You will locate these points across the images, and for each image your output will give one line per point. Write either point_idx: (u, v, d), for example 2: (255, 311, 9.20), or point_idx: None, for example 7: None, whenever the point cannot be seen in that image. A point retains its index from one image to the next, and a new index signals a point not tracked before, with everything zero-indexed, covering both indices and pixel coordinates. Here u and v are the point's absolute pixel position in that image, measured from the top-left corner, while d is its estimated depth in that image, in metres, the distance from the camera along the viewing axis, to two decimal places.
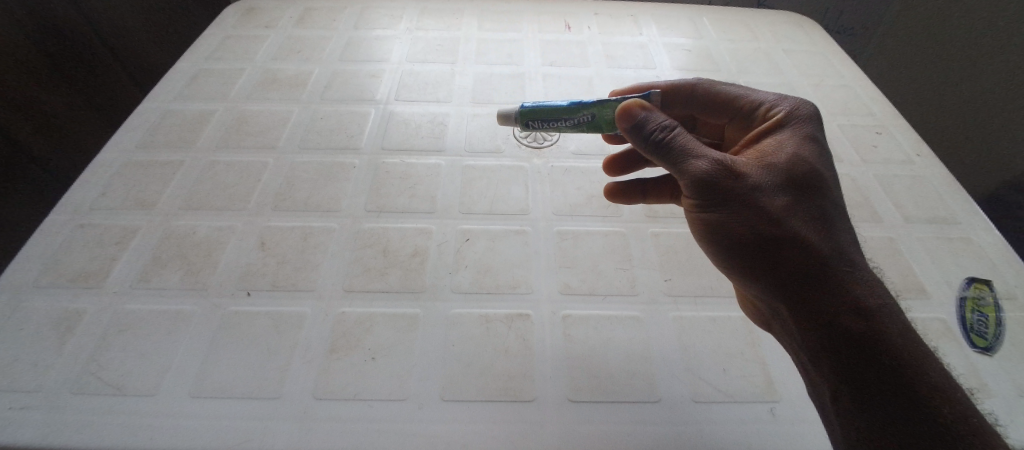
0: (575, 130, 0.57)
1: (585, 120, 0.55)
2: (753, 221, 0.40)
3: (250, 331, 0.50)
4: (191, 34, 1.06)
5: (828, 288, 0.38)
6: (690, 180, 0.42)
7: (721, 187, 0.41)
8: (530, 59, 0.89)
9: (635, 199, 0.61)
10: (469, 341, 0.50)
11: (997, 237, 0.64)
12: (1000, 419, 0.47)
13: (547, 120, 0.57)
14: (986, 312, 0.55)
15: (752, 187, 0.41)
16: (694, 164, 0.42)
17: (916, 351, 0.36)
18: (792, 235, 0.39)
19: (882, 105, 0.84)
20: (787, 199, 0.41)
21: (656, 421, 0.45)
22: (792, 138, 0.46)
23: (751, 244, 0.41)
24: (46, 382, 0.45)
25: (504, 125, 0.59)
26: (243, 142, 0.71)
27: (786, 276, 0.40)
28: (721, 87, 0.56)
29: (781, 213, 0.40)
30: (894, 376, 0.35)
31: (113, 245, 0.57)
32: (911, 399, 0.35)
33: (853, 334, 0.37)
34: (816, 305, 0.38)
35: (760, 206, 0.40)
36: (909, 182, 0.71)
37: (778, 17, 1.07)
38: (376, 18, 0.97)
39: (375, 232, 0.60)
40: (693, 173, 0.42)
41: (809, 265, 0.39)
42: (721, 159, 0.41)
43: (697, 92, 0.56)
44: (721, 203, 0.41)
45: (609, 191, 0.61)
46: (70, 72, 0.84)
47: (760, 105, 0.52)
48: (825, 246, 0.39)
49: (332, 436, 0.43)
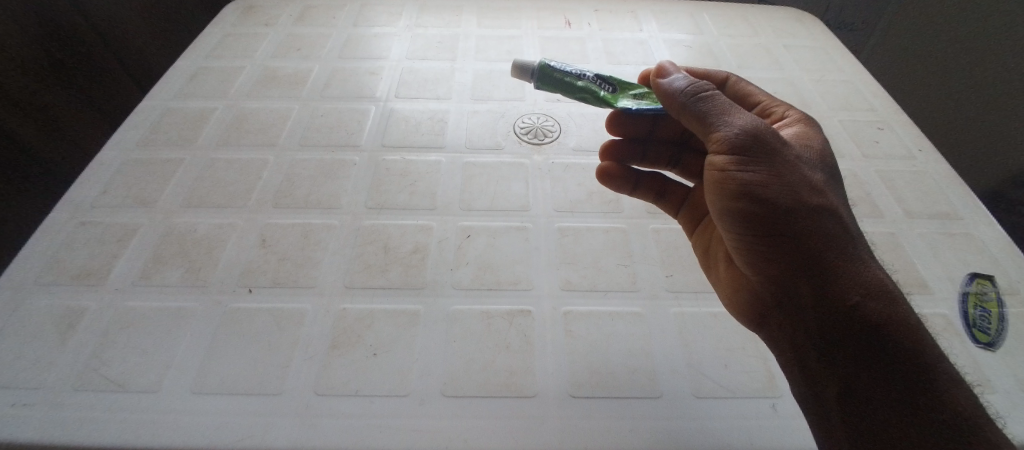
0: (581, 91, 0.52)
1: (604, 87, 0.52)
2: (792, 186, 0.39)
3: (250, 328, 0.50)
4: (191, 33, 1.06)
5: (856, 266, 0.38)
6: (736, 131, 0.39)
7: (767, 145, 0.39)
8: (530, 55, 0.89)
9: (623, 190, 0.63)
10: (470, 337, 0.50)
11: (999, 232, 0.63)
12: (1004, 415, 0.47)
13: (569, 69, 0.53)
14: (988, 308, 0.55)
15: (790, 157, 0.40)
16: (740, 120, 0.40)
17: (929, 346, 0.36)
18: (828, 207, 0.39)
19: (883, 100, 0.83)
20: (819, 177, 0.41)
21: (656, 417, 0.45)
22: (809, 139, 0.47)
23: (789, 210, 0.38)
24: (48, 379, 0.46)
25: (517, 68, 0.54)
26: (243, 139, 0.71)
27: (817, 247, 0.38)
28: (743, 87, 0.57)
29: (816, 186, 0.40)
30: (914, 359, 0.35)
31: (114, 243, 0.57)
32: (926, 385, 0.35)
33: (880, 313, 0.36)
34: (846, 280, 0.37)
35: (798, 174, 0.39)
36: (911, 177, 0.71)
37: (778, 12, 1.07)
38: (375, 15, 0.97)
39: (375, 228, 0.60)
40: (740, 126, 0.39)
41: (839, 240, 0.38)
42: (757, 126, 0.40)
43: (724, 88, 0.59)
44: (763, 162, 0.39)
45: (603, 172, 0.62)
46: (70, 71, 0.84)
47: (774, 110, 0.54)
48: (852, 227, 0.40)
49: (333, 432, 0.43)
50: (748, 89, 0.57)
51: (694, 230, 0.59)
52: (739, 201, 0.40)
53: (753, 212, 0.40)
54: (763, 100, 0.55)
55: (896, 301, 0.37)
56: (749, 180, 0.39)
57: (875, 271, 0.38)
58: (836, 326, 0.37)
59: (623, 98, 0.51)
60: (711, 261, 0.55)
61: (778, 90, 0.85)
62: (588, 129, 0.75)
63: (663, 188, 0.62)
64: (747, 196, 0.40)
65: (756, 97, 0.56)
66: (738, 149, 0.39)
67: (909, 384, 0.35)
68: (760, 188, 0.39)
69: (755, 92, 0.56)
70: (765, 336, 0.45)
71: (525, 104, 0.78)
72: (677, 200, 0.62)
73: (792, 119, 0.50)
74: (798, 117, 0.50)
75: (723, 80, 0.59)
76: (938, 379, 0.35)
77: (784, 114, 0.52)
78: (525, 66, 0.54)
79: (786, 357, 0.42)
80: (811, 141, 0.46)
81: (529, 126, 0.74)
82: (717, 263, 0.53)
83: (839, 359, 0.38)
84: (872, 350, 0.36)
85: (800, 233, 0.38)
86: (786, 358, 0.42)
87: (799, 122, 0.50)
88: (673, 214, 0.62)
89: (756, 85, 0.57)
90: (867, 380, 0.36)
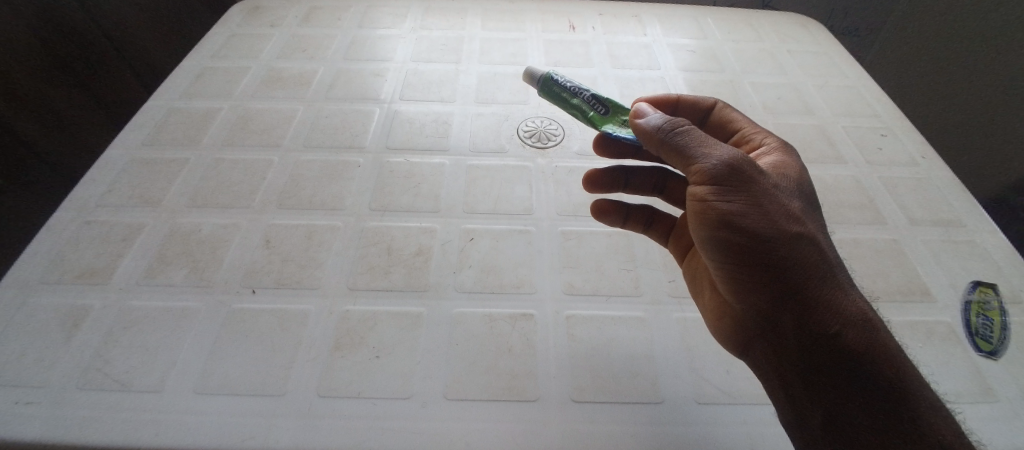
0: (572, 108, 0.54)
1: (597, 108, 0.53)
2: (772, 216, 0.38)
3: (254, 329, 0.50)
4: (197, 35, 1.06)
5: (835, 294, 0.38)
6: (714, 162, 0.38)
7: (745, 175, 0.38)
8: (534, 58, 0.89)
9: (617, 223, 0.59)
10: (473, 340, 0.50)
11: (1003, 241, 0.63)
12: (1008, 425, 0.47)
13: (569, 85, 0.55)
14: (991, 316, 0.55)
15: (769, 186, 0.39)
16: (718, 151, 0.39)
17: (906, 372, 0.36)
18: (808, 236, 0.38)
19: (886, 106, 0.84)
20: (796, 205, 0.40)
21: (657, 423, 0.45)
22: (786, 165, 0.46)
23: (771, 240, 0.37)
24: (53, 376, 0.46)
25: (524, 74, 0.56)
26: (247, 140, 0.71)
27: (798, 277, 0.38)
28: (727, 114, 0.56)
29: (795, 214, 0.39)
30: (892, 385, 0.35)
31: (119, 241, 0.58)
32: (908, 412, 0.35)
33: (858, 342, 0.36)
34: (826, 309, 0.37)
35: (776, 203, 0.39)
36: (913, 184, 0.71)
37: (782, 17, 1.07)
38: (380, 17, 0.98)
39: (379, 230, 0.60)
40: (719, 157, 0.38)
41: (819, 269, 0.38)
42: (736, 156, 0.39)
43: (710, 115, 0.58)
44: (742, 192, 0.38)
45: (597, 209, 0.58)
46: (77, 71, 0.85)
47: (750, 140, 0.53)
48: (829, 254, 0.39)
49: (335, 433, 0.43)
50: (732, 115, 0.56)
51: (683, 258, 0.56)
52: (720, 231, 0.39)
53: (735, 242, 0.38)
54: (742, 127, 0.54)
55: (874, 329, 0.37)
56: (730, 211, 0.38)
57: (853, 299, 0.38)
58: (815, 354, 0.38)
59: (610, 123, 0.52)
60: (696, 281, 0.52)
61: (782, 95, 0.85)
62: (591, 132, 0.75)
63: (652, 217, 0.59)
64: (728, 227, 0.38)
65: (736, 124, 0.55)
66: (718, 180, 0.38)
67: (891, 411, 0.35)
68: (740, 219, 0.38)
69: (737, 119, 0.55)
70: (750, 364, 0.45)
71: (529, 107, 0.79)
72: (666, 228, 0.59)
73: (771, 146, 0.50)
74: (776, 145, 0.50)
75: (711, 106, 0.57)
76: (918, 406, 0.35)
77: (761, 142, 0.51)
78: (529, 74, 0.56)
79: (770, 385, 0.41)
80: (788, 170, 0.45)
81: (533, 129, 0.75)
82: (701, 287, 0.51)
83: (823, 386, 0.37)
84: (853, 376, 0.36)
85: (782, 263, 0.37)
86: (771, 386, 0.42)
87: (777, 150, 0.49)
88: (662, 243, 0.59)
89: (740, 112, 0.56)
90: (849, 406, 0.36)
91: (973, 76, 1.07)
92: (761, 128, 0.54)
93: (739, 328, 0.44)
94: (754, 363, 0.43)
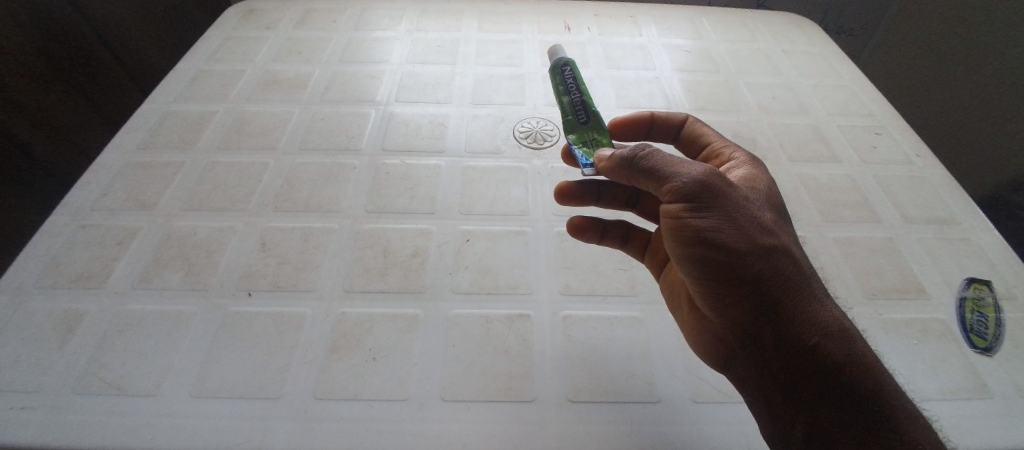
0: (561, 104, 0.55)
1: (581, 116, 0.53)
2: (747, 230, 0.37)
3: (250, 332, 0.50)
4: (191, 37, 1.07)
5: (810, 304, 0.38)
6: (687, 180, 0.37)
7: (718, 191, 0.37)
8: (531, 59, 0.89)
9: (593, 240, 0.57)
10: (470, 341, 0.50)
11: (998, 238, 0.64)
12: (1004, 422, 0.47)
13: (573, 86, 0.56)
14: (985, 313, 0.55)
15: (742, 200, 0.39)
16: (690, 169, 0.38)
17: (879, 376, 0.37)
18: (782, 247, 0.38)
19: (881, 105, 0.84)
20: (768, 216, 0.40)
21: (654, 422, 0.45)
22: (756, 177, 0.46)
23: (747, 254, 0.37)
24: (47, 382, 0.46)
25: (551, 56, 0.60)
26: (244, 143, 0.71)
27: (775, 289, 0.37)
28: (698, 128, 0.56)
29: (768, 226, 0.39)
30: (868, 390, 0.36)
31: (114, 245, 0.58)
32: (885, 417, 0.35)
33: (835, 351, 0.37)
34: (803, 321, 0.37)
35: (750, 216, 0.38)
36: (908, 183, 0.71)
37: (777, 17, 1.07)
38: (376, 19, 0.98)
39: (375, 232, 0.60)
40: (692, 174, 0.37)
41: (794, 281, 0.38)
42: (707, 173, 0.38)
43: (683, 130, 0.58)
44: (716, 208, 0.37)
45: (575, 226, 0.55)
46: (71, 74, 0.85)
47: (719, 153, 0.52)
48: (802, 264, 0.39)
49: (333, 435, 0.43)
50: (702, 130, 0.56)
51: (660, 274, 0.54)
52: (697, 247, 0.38)
53: (712, 258, 0.38)
54: (712, 140, 0.54)
55: (849, 337, 0.37)
56: (705, 227, 0.37)
57: (827, 308, 0.38)
58: (795, 365, 0.37)
59: (579, 133, 0.52)
60: (674, 297, 0.51)
61: (777, 95, 0.85)
62: None
63: (629, 233, 0.57)
64: (703, 243, 0.38)
65: (706, 138, 0.55)
66: (691, 197, 0.37)
67: (871, 417, 0.36)
68: (715, 235, 0.37)
69: (707, 133, 0.55)
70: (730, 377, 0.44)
71: (525, 108, 0.79)
72: (644, 242, 0.56)
73: (741, 160, 0.49)
74: (745, 158, 0.49)
75: (683, 121, 0.58)
76: (893, 409, 0.36)
77: (731, 156, 0.51)
78: (555, 58, 0.59)
79: (751, 398, 0.41)
80: (758, 182, 0.45)
81: (529, 130, 0.75)
82: (678, 302, 0.50)
83: (803, 396, 0.38)
84: (832, 385, 0.37)
85: (758, 277, 0.37)
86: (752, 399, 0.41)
87: (744, 163, 0.48)
88: (640, 259, 0.57)
89: (710, 127, 0.56)
90: (831, 415, 0.36)
91: (971, 75, 1.06)
92: (728, 140, 0.53)
93: (718, 342, 0.44)
94: (735, 376, 0.42)
